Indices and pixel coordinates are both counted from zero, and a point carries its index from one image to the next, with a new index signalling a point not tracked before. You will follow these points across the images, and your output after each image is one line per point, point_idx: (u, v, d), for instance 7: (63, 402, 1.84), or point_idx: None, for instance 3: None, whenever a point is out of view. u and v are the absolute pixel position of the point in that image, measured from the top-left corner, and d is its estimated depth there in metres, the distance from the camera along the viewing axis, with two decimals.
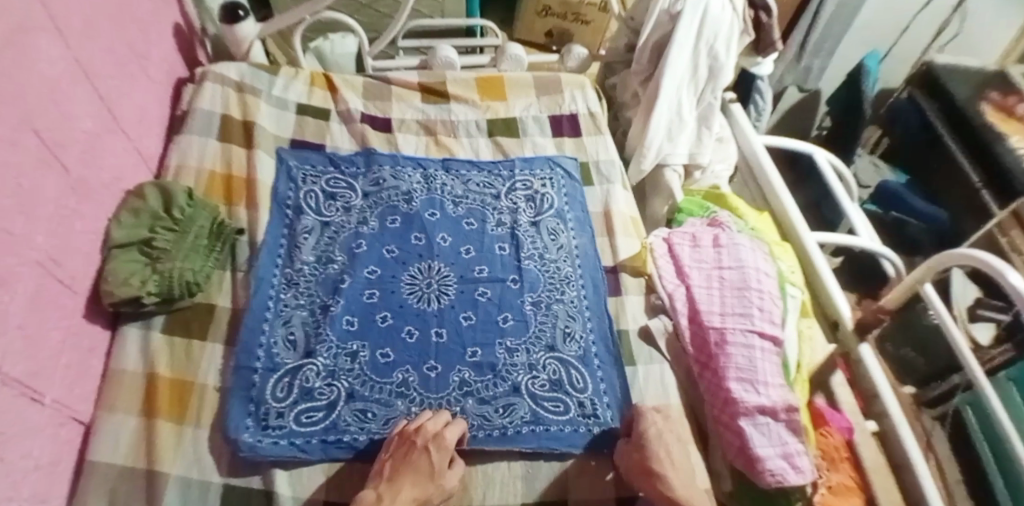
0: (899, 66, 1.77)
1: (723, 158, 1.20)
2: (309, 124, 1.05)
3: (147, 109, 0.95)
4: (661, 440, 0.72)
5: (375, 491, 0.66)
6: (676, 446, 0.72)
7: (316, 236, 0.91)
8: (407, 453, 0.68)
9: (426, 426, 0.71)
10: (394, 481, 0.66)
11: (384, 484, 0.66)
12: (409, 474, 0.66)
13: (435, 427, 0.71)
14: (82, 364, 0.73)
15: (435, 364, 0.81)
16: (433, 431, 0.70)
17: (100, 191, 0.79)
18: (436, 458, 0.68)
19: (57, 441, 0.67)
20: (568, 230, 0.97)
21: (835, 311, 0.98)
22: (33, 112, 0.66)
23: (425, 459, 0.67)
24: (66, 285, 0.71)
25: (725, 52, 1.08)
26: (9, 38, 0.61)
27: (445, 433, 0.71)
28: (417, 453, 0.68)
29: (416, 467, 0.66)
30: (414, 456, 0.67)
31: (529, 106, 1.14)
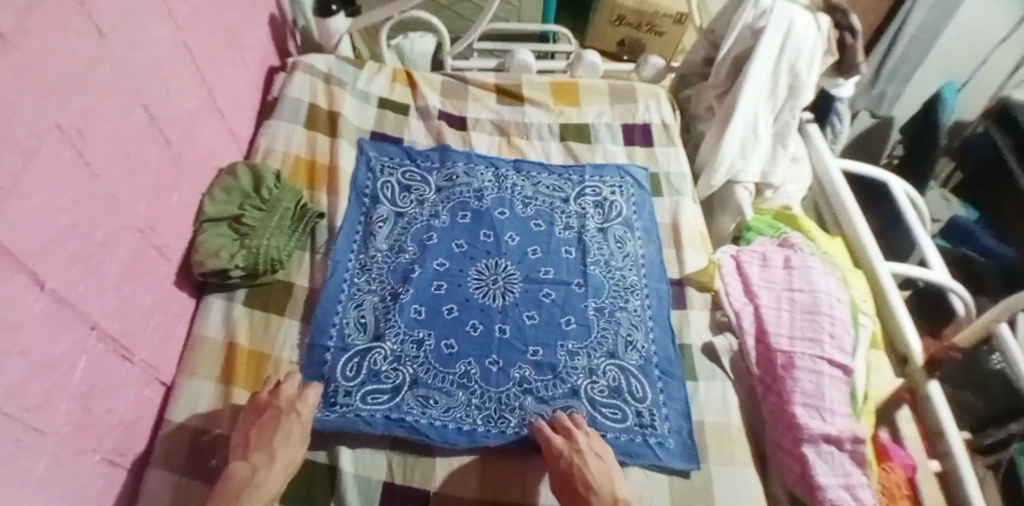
0: (976, 98, 1.69)
1: (797, 178, 1.16)
2: (389, 118, 1.09)
3: (241, 93, 1.01)
4: (577, 452, 0.70)
5: (248, 464, 0.65)
6: (588, 452, 0.70)
7: (390, 226, 0.94)
8: (272, 419, 0.68)
9: (284, 388, 0.71)
10: (264, 449, 0.66)
11: (254, 454, 0.66)
12: (280, 438, 0.67)
13: (294, 389, 0.72)
14: (169, 328, 0.77)
15: (497, 359, 0.82)
16: (292, 394, 0.71)
17: (196, 167, 0.84)
18: (302, 418, 0.70)
19: (141, 398, 0.71)
20: (635, 239, 0.97)
21: (906, 345, 0.94)
22: (143, 86, 0.70)
23: (293, 420, 0.69)
24: (162, 253, 0.76)
25: (806, 70, 1.04)
26: (125, 14, 0.66)
27: (308, 393, 0.72)
28: (284, 418, 0.68)
29: (288, 429, 0.68)
30: (280, 419, 0.68)
31: (602, 113, 1.14)
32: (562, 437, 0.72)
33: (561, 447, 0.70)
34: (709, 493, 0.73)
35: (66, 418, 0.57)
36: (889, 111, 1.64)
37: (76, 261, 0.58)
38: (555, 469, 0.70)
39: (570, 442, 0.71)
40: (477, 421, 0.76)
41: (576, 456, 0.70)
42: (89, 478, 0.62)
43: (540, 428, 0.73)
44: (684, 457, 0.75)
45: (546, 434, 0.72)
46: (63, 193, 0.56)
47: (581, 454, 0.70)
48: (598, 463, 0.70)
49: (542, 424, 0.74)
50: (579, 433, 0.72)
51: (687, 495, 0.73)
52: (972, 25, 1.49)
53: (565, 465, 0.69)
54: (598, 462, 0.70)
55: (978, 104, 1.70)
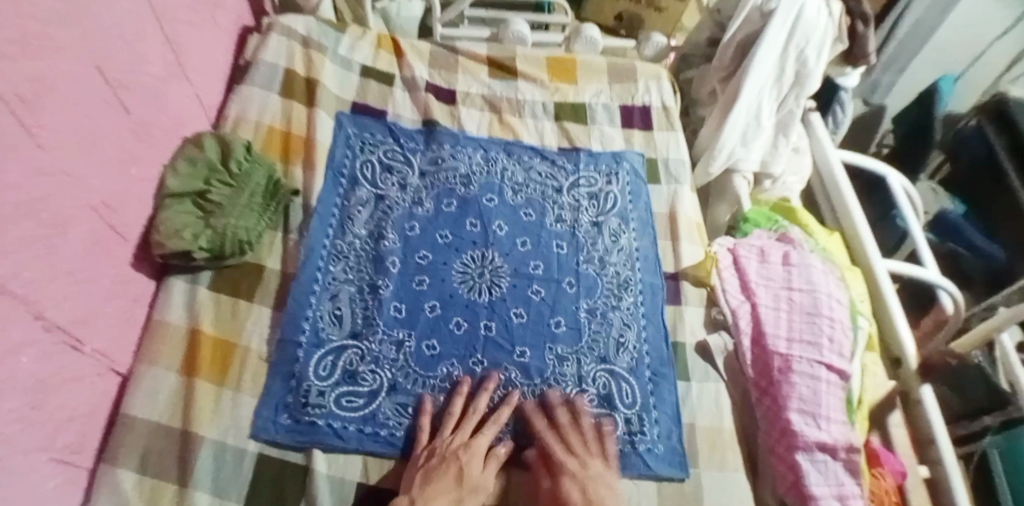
0: (969, 93, 1.66)
1: (798, 170, 1.11)
2: (372, 88, 1.01)
3: (211, 56, 0.92)
4: (588, 478, 0.67)
5: (408, 496, 0.63)
6: (596, 479, 0.67)
7: (370, 210, 0.88)
8: (436, 463, 0.66)
9: (454, 437, 0.70)
10: (425, 488, 0.64)
11: (416, 491, 0.64)
12: (439, 482, 0.64)
13: (461, 439, 0.70)
14: (126, 312, 0.71)
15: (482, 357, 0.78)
16: (458, 443, 0.69)
17: (158, 136, 0.76)
18: (463, 463, 0.66)
19: (94, 392, 0.65)
20: (630, 232, 0.92)
21: (898, 347, 0.92)
22: (101, 45, 0.62)
23: (455, 468, 0.66)
24: (117, 232, 0.68)
25: (815, 57, 0.99)
26: None
27: (474, 441, 0.69)
28: (446, 462, 0.66)
29: (447, 473, 0.65)
30: (443, 464, 0.66)
31: (600, 92, 1.08)
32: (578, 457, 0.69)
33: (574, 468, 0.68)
34: (699, 499, 0.71)
35: (10, 418, 0.51)
36: (881, 100, 1.59)
37: (22, 243, 0.52)
38: (557, 484, 0.67)
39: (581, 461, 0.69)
40: None
41: (588, 480, 0.67)
42: (40, 479, 0.56)
43: (543, 440, 0.71)
44: (675, 464, 0.72)
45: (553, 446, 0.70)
46: (7, 170, 0.49)
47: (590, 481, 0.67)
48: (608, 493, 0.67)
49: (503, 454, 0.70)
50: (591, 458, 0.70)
51: (677, 502, 0.70)
52: (971, 20, 1.43)
53: (579, 492, 0.66)
54: (610, 492, 0.67)
55: (970, 99, 1.68)
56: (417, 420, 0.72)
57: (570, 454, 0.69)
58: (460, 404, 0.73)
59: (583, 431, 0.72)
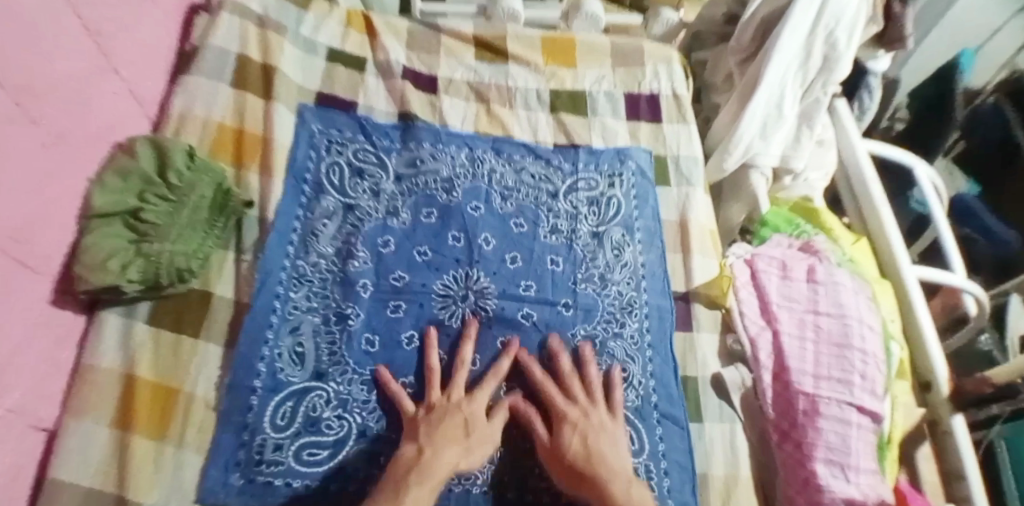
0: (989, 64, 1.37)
1: (821, 165, 0.99)
2: (340, 76, 0.88)
3: (148, 41, 0.78)
4: (589, 427, 0.64)
5: (415, 445, 0.60)
6: (596, 430, 0.64)
7: (337, 223, 0.77)
8: (441, 413, 0.63)
9: (451, 391, 0.66)
10: (431, 434, 0.61)
11: (423, 436, 0.61)
12: (444, 431, 0.61)
13: (461, 394, 0.66)
14: (49, 358, 0.60)
15: (457, 341, 0.72)
16: (461, 396, 0.66)
17: (81, 146, 0.63)
18: (468, 414, 0.64)
19: (11, 457, 0.55)
20: (635, 244, 0.81)
21: (927, 368, 0.82)
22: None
23: (460, 419, 0.63)
24: (31, 268, 0.56)
25: (846, 40, 0.86)
26: None
27: (477, 394, 0.66)
28: (450, 415, 0.63)
29: (451, 423, 0.62)
30: (448, 415, 0.63)
31: (602, 77, 0.95)
32: (580, 407, 0.66)
33: (574, 417, 0.65)
34: None
35: None
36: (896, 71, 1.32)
37: None
38: (556, 434, 0.64)
39: (583, 411, 0.66)
40: None
41: (588, 429, 0.64)
42: None
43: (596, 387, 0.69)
44: None
45: (553, 398, 0.67)
46: None
47: (590, 430, 0.64)
48: (611, 444, 0.63)
49: (531, 414, 0.66)
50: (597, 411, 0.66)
51: None
52: None
53: (578, 440, 0.62)
54: (612, 445, 0.63)
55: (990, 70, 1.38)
56: (388, 384, 0.67)
57: (571, 405, 0.66)
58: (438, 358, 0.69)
59: (587, 384, 0.68)
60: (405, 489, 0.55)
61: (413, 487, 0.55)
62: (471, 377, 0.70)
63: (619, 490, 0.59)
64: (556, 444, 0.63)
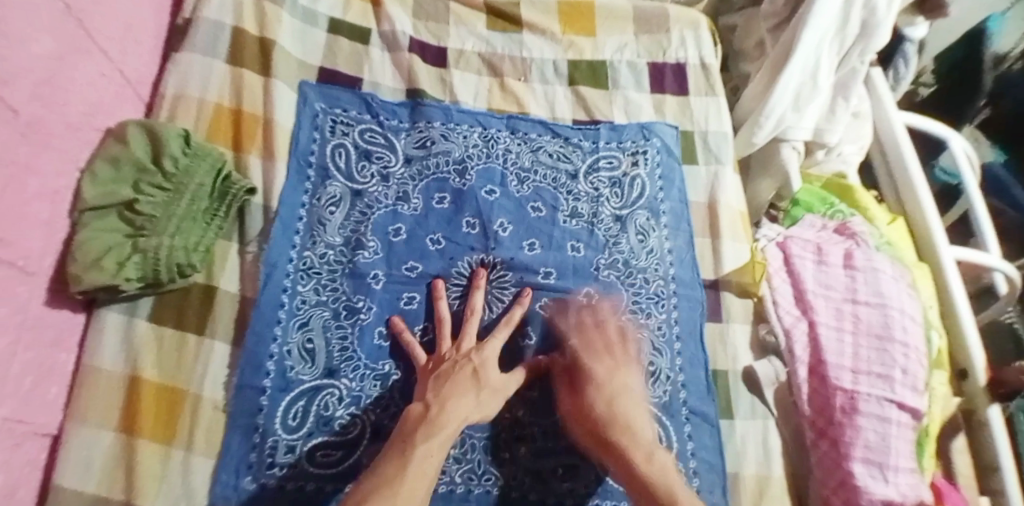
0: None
1: (856, 138, 0.92)
2: (343, 49, 0.82)
3: (135, 16, 0.72)
4: (616, 387, 0.60)
5: (422, 401, 0.57)
6: (621, 390, 0.61)
7: (345, 210, 0.73)
8: (451, 366, 0.60)
9: (461, 344, 0.64)
10: (439, 391, 0.58)
11: (430, 394, 0.58)
12: (451, 384, 0.58)
13: (471, 345, 0.64)
14: (46, 363, 0.57)
15: (464, 293, 0.70)
16: (469, 347, 0.63)
17: (67, 134, 0.58)
18: (478, 364, 0.61)
19: (12, 468, 0.53)
20: (661, 228, 0.76)
21: (963, 357, 0.77)
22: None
23: (468, 369, 0.60)
24: (20, 269, 0.53)
25: (887, 3, 0.79)
26: None
27: (486, 344, 0.63)
28: (459, 367, 0.60)
29: (459, 377, 0.59)
30: (457, 366, 0.60)
31: (624, 46, 0.88)
32: (607, 361, 0.62)
33: (599, 373, 0.61)
34: None
35: None
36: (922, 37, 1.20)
37: None
38: (580, 392, 0.61)
39: (610, 366, 0.62)
40: (456, 480, 0.61)
41: (611, 389, 0.60)
42: None
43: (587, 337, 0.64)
44: None
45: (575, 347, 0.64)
46: None
47: (615, 390, 0.60)
48: (636, 407, 0.60)
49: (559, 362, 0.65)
50: (624, 361, 0.63)
51: None
52: None
53: (602, 401, 0.59)
54: (637, 406, 0.60)
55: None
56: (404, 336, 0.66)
57: (596, 356, 0.63)
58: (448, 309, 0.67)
59: (607, 333, 0.64)
60: (413, 445, 0.52)
61: (422, 441, 0.52)
62: (483, 331, 0.68)
63: (638, 458, 0.55)
64: (582, 403, 0.61)
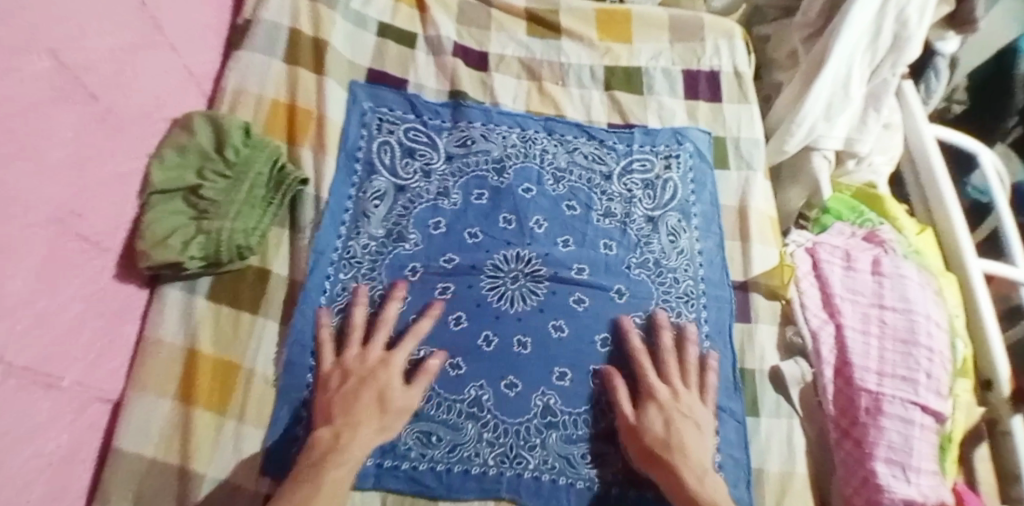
0: None
1: (887, 149, 0.94)
2: (390, 51, 0.87)
3: (201, 16, 0.77)
4: (675, 410, 0.63)
5: (330, 427, 0.58)
6: (682, 415, 0.63)
7: (388, 203, 0.77)
8: (357, 384, 0.61)
9: (369, 353, 0.64)
10: (347, 413, 0.59)
11: (338, 418, 0.59)
12: (356, 408, 0.59)
13: (377, 355, 0.64)
14: (112, 334, 0.61)
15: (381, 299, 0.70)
16: (376, 359, 0.63)
17: (137, 122, 0.63)
18: (383, 385, 0.61)
19: (77, 428, 0.57)
20: (691, 230, 0.79)
21: (988, 367, 0.78)
22: (38, 17, 0.47)
23: (374, 391, 0.61)
24: (93, 243, 0.57)
25: (919, 17, 0.81)
26: None
27: (392, 359, 0.64)
28: (366, 388, 0.61)
29: (366, 399, 0.60)
30: (363, 386, 0.61)
31: (659, 54, 0.91)
32: (672, 388, 0.65)
33: (663, 396, 0.64)
34: None
35: None
36: None
37: None
38: (641, 411, 0.64)
39: (674, 393, 0.64)
40: (489, 462, 0.64)
41: (674, 413, 0.63)
42: None
43: (663, 361, 0.68)
44: None
45: (644, 370, 0.66)
46: None
47: (678, 414, 0.63)
48: (697, 433, 0.62)
49: (618, 380, 0.67)
50: (688, 390, 0.65)
51: None
52: None
53: (661, 422, 0.62)
54: (695, 432, 0.62)
55: None
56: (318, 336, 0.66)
57: (663, 383, 0.65)
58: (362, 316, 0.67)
59: (684, 360, 0.68)
60: (323, 470, 0.54)
61: (331, 469, 0.54)
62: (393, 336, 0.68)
63: (691, 482, 0.57)
64: (640, 424, 0.63)
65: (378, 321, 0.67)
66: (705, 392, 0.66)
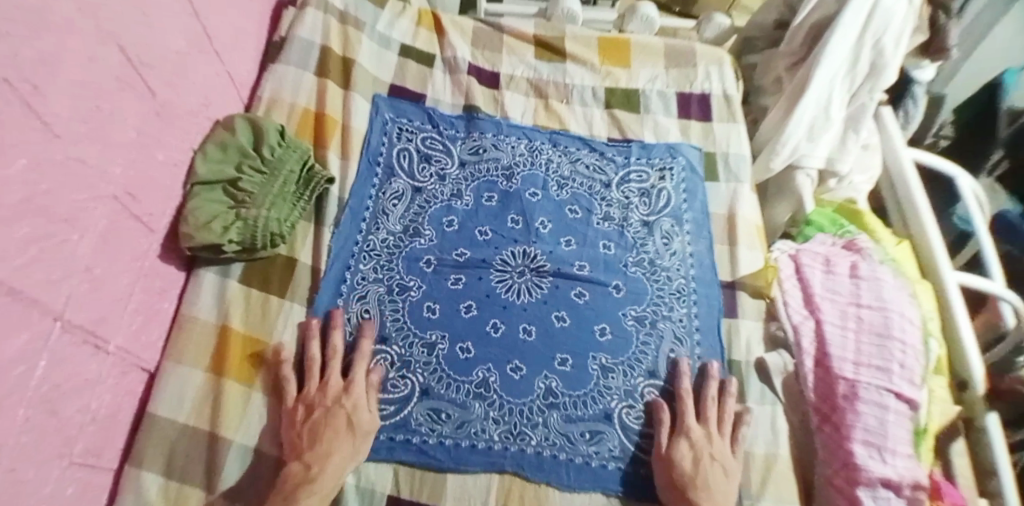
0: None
1: (866, 168, 1.02)
2: (411, 68, 0.95)
3: (243, 31, 0.86)
4: (706, 447, 0.67)
5: (301, 461, 0.62)
6: (713, 458, 0.67)
7: (406, 203, 0.84)
8: (321, 416, 0.65)
9: (328, 385, 0.67)
10: (314, 445, 0.62)
11: (307, 449, 0.62)
12: (328, 435, 0.63)
13: (337, 386, 0.68)
14: (153, 308, 0.67)
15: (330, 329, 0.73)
16: (336, 392, 0.67)
17: (186, 120, 0.70)
18: (350, 411, 0.65)
19: (119, 390, 0.62)
20: (684, 234, 0.85)
21: (963, 368, 0.84)
22: (111, 15, 0.54)
23: (343, 417, 0.65)
24: (143, 223, 0.64)
25: (893, 47, 0.88)
26: None
27: (352, 388, 0.67)
28: (332, 418, 0.64)
29: (332, 428, 0.64)
30: (329, 416, 0.64)
31: (655, 77, 1.00)
32: (708, 431, 0.69)
33: (698, 437, 0.68)
34: None
35: (25, 426, 0.47)
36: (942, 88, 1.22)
37: (33, 242, 0.46)
38: (675, 447, 0.68)
39: (707, 434, 0.68)
40: (494, 438, 0.69)
41: (706, 455, 0.67)
42: (58, 487, 0.53)
43: (705, 406, 0.71)
44: None
45: (686, 412, 0.70)
46: (8, 164, 0.41)
47: (709, 456, 0.67)
48: (723, 475, 0.66)
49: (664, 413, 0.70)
50: (723, 436, 0.69)
51: None
52: None
53: (691, 459, 0.66)
54: (722, 472, 0.66)
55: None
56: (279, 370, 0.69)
57: (701, 426, 0.69)
58: (318, 349, 0.70)
59: (725, 407, 0.71)
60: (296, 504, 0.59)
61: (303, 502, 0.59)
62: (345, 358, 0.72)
63: None
64: (671, 458, 0.67)
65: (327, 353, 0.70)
66: (737, 439, 0.70)
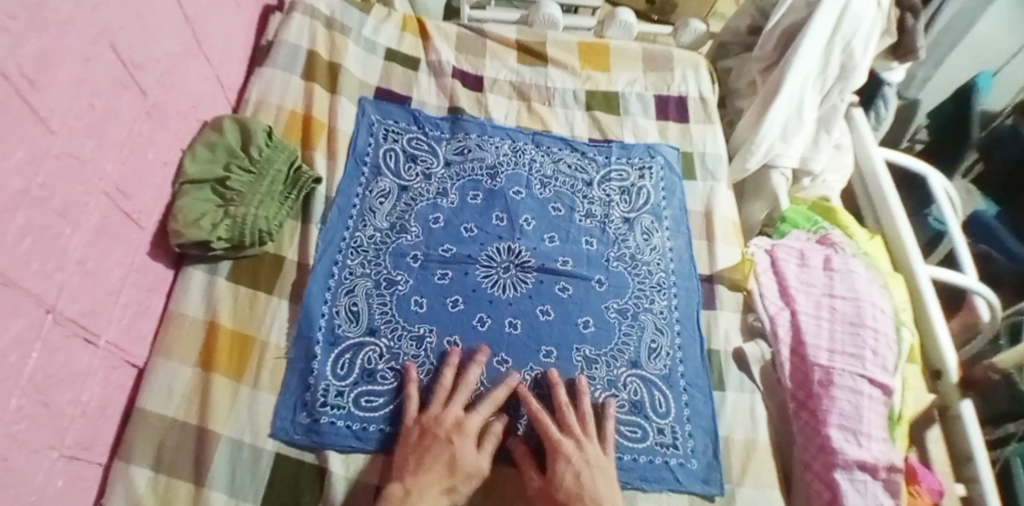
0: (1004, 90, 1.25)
1: (838, 168, 1.06)
2: (397, 72, 0.98)
3: (231, 36, 0.88)
4: (585, 464, 0.64)
5: (400, 485, 0.61)
6: (589, 467, 0.64)
7: (392, 201, 0.85)
8: (427, 441, 0.64)
9: (447, 414, 0.67)
10: (415, 472, 0.62)
11: (408, 477, 0.62)
12: (431, 467, 0.62)
13: (454, 417, 0.67)
14: (142, 304, 0.68)
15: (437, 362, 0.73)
16: (451, 421, 0.66)
17: (176, 119, 0.72)
18: (457, 450, 0.63)
19: (108, 384, 0.62)
20: (663, 230, 0.88)
21: (938, 358, 0.87)
22: (106, 16, 0.55)
23: (448, 452, 0.63)
24: (133, 220, 0.64)
25: (862, 50, 0.92)
26: None
27: (467, 420, 0.66)
28: (437, 444, 0.64)
29: (436, 454, 0.63)
30: (436, 445, 0.64)
31: (634, 81, 1.03)
32: (579, 441, 0.66)
33: (570, 450, 0.65)
34: None
35: (17, 415, 0.47)
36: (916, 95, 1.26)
37: (28, 233, 0.47)
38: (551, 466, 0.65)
39: (578, 443, 0.66)
40: None
41: (584, 466, 0.64)
42: (48, 478, 0.53)
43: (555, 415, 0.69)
44: (707, 481, 0.69)
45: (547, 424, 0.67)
46: (8, 155, 0.43)
47: (588, 465, 0.64)
48: (606, 482, 0.64)
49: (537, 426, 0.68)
50: (588, 443, 0.67)
51: None
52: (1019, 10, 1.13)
53: (570, 475, 0.63)
54: (604, 481, 0.64)
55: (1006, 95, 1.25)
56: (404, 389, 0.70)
57: (567, 436, 0.67)
58: (451, 378, 0.71)
59: (581, 414, 0.70)
60: None
61: None
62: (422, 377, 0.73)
63: None
64: (550, 480, 0.64)
65: (459, 385, 0.70)
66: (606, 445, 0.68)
